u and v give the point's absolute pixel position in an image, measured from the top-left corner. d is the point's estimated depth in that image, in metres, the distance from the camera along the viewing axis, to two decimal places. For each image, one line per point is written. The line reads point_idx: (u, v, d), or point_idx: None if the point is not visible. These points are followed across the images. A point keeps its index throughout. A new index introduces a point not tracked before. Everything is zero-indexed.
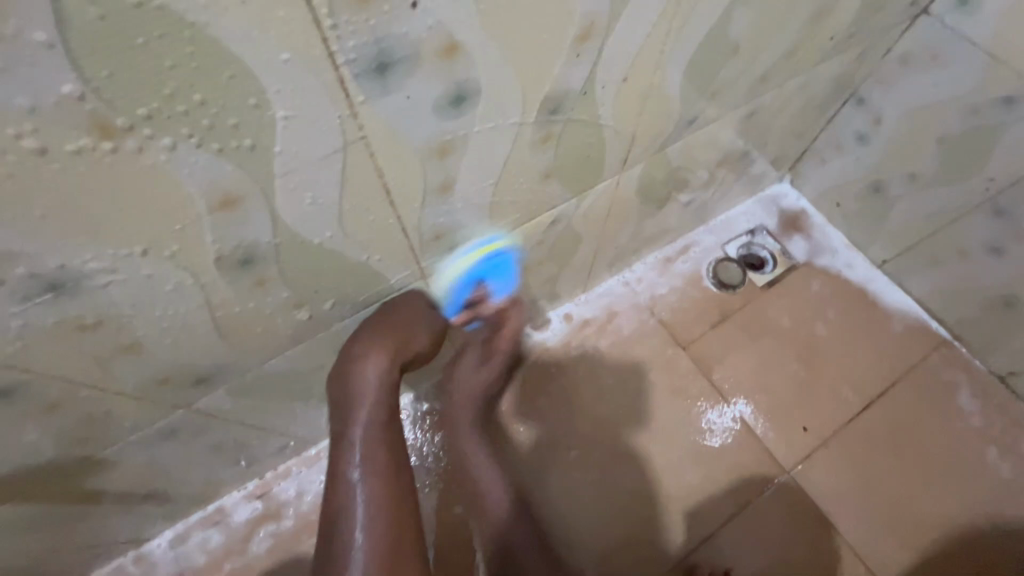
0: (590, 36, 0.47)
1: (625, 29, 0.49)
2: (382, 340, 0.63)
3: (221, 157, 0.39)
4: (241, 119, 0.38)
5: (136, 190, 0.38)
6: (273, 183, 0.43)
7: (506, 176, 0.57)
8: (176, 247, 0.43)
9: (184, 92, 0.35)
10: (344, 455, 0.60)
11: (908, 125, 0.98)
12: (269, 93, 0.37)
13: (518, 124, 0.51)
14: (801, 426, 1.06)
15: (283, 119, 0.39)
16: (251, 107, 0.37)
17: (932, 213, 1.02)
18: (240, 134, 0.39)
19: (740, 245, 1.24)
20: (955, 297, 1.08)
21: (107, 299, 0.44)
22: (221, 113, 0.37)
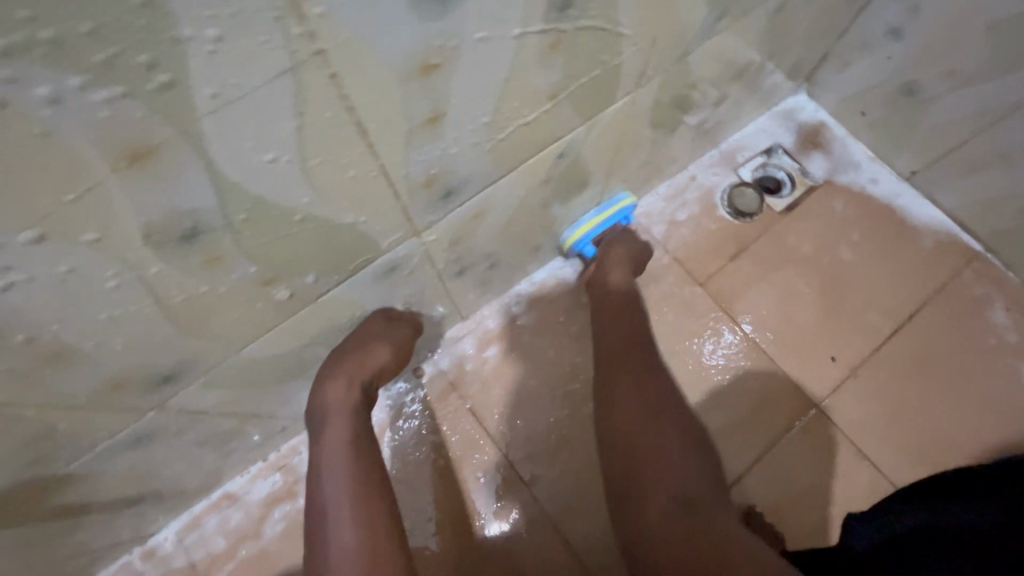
0: None
1: None
2: (345, 366, 0.69)
3: (129, 105, 0.30)
4: (149, 49, 0.28)
5: (21, 164, 0.30)
6: (202, 128, 0.33)
7: (509, 102, 0.46)
8: (96, 232, 0.35)
9: (54, 12, 0.25)
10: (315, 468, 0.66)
11: (950, 13, 0.86)
12: (168, 2, 0.27)
13: (523, 27, 0.40)
14: (828, 356, 1.01)
15: (208, 36, 0.29)
16: (159, 31, 0.28)
17: (972, 113, 0.92)
18: (153, 71, 0.29)
19: (755, 167, 1.14)
20: (992, 206, 1.00)
21: (15, 304, 0.36)
22: (120, 47, 0.28)
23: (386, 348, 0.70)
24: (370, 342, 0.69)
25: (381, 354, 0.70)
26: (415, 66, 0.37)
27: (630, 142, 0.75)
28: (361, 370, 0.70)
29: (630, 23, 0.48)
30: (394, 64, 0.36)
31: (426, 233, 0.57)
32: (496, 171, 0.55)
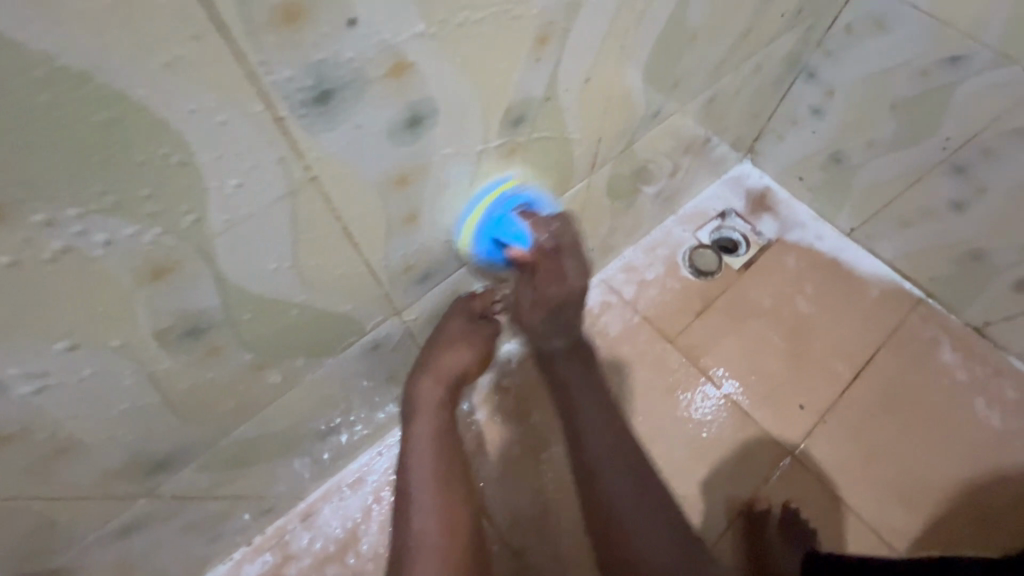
0: (549, 38, 0.43)
1: (585, 26, 0.45)
2: (449, 348, 0.68)
3: (164, 238, 0.36)
4: (189, 200, 0.36)
5: (72, 291, 0.36)
6: (212, 245, 0.39)
7: (475, 198, 0.53)
8: (121, 337, 0.40)
9: (120, 180, 0.32)
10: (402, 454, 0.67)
11: (859, 95, 0.99)
12: (200, 160, 0.34)
13: (482, 142, 0.47)
14: (797, 404, 1.06)
15: (226, 176, 0.36)
16: (190, 180, 0.35)
17: (892, 177, 1.04)
18: (187, 212, 0.36)
19: (712, 230, 1.24)
20: (924, 256, 1.09)
21: (35, 408, 0.40)
22: (161, 198, 0.35)
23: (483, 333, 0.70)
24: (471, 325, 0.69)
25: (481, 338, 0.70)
26: (391, 178, 0.43)
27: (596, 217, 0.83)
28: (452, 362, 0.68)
29: (577, 126, 0.56)
30: (373, 179, 0.42)
31: (408, 312, 0.63)
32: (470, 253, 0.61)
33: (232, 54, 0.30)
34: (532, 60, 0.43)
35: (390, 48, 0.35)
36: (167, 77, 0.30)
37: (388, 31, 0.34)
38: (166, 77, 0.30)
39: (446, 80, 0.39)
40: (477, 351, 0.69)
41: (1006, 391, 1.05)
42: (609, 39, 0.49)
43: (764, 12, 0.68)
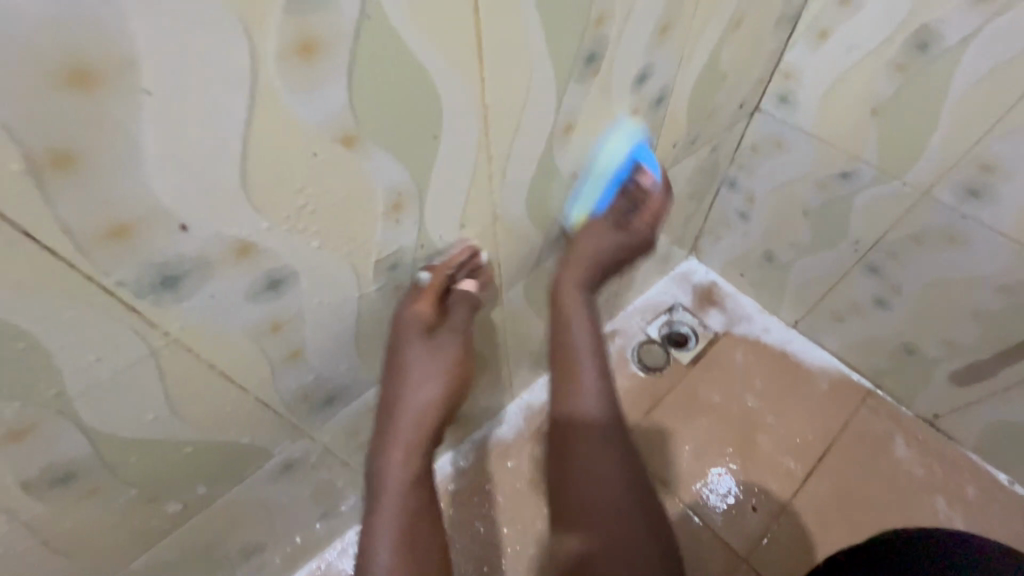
0: (404, 205, 0.48)
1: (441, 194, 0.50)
2: (410, 360, 0.58)
3: (26, 410, 0.36)
4: (50, 378, 0.36)
5: None
6: (75, 412, 0.39)
7: (365, 330, 0.57)
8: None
9: None
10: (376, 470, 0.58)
11: (776, 202, 1.06)
12: (51, 344, 0.34)
13: (358, 288, 0.51)
14: (750, 507, 1.04)
15: (85, 354, 0.36)
16: (44, 363, 0.35)
17: (821, 274, 1.08)
18: (53, 387, 0.36)
19: (662, 324, 1.27)
20: (866, 349, 1.11)
21: None
22: (23, 380, 0.35)
23: (456, 326, 0.60)
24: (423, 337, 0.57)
25: (453, 340, 0.60)
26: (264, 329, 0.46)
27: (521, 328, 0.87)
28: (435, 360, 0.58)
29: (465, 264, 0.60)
30: (245, 332, 0.45)
31: (318, 432, 0.66)
32: (373, 377, 0.65)
33: (62, 263, 0.31)
34: (391, 222, 0.48)
35: (232, 240, 0.38)
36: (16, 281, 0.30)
37: (226, 228, 0.37)
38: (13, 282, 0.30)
39: (300, 250, 0.43)
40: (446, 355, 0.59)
41: (964, 487, 1.03)
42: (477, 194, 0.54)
43: (650, 147, 0.77)
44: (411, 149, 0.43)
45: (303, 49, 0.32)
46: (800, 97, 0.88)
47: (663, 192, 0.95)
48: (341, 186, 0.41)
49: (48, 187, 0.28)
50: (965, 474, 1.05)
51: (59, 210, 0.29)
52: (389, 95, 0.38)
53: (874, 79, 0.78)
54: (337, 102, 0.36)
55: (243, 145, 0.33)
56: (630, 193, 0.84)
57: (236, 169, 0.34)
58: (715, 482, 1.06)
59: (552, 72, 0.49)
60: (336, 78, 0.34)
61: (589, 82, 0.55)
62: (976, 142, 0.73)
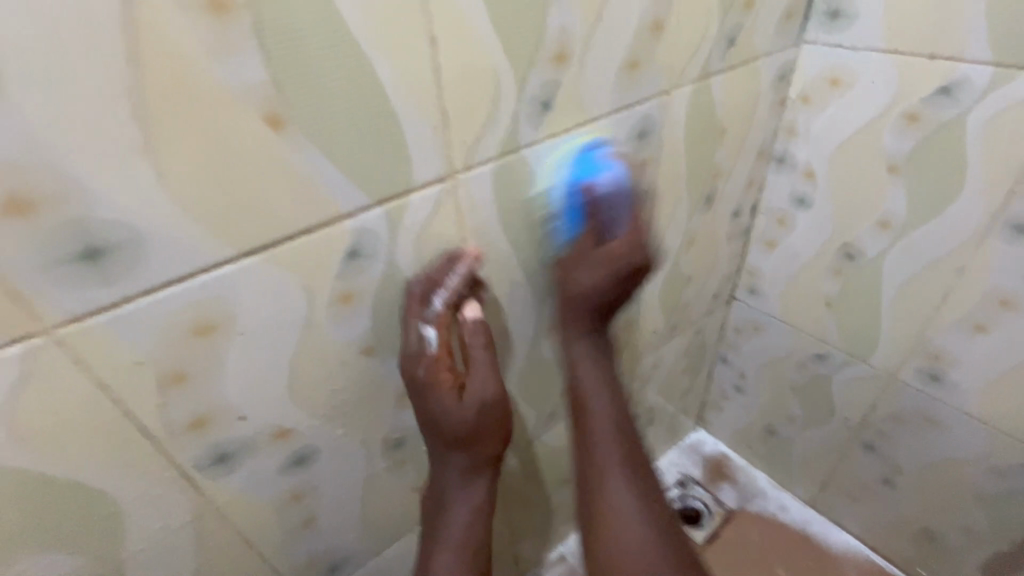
0: None
1: None
2: (439, 417, 0.54)
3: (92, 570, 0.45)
4: (117, 543, 0.45)
5: None
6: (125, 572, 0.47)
7: (370, 500, 0.65)
8: None
9: (73, 538, 0.43)
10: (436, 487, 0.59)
11: (766, 377, 1.13)
12: (127, 512, 0.44)
13: (366, 462, 0.61)
14: None
15: (148, 521, 0.46)
16: (118, 529, 0.45)
17: (824, 450, 1.10)
18: (117, 550, 0.46)
19: (673, 498, 1.25)
20: (887, 533, 1.07)
21: None
22: (98, 544, 0.44)
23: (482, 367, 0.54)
24: (448, 392, 0.54)
25: (484, 386, 0.55)
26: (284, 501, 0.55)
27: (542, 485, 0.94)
28: (469, 393, 0.55)
29: None
30: (268, 503, 0.54)
31: None
32: (373, 547, 0.70)
33: (154, 448, 0.43)
34: (398, 407, 0.60)
35: (274, 427, 0.50)
36: (120, 463, 0.42)
37: (272, 417, 0.49)
38: (118, 464, 0.42)
39: (323, 432, 0.54)
40: (485, 406, 0.55)
41: None
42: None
43: (631, 334, 0.90)
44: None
45: (343, 298, 0.47)
46: (767, 289, 1.01)
47: (653, 370, 1.05)
48: (360, 381, 0.54)
49: (162, 396, 0.41)
50: None
51: (166, 412, 0.42)
52: (401, 319, 0.53)
53: (821, 278, 0.92)
54: (363, 326, 0.50)
55: (294, 361, 0.47)
56: (618, 373, 0.95)
57: (286, 375, 0.47)
58: None
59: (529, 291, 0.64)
60: (363, 313, 0.50)
61: None
62: (920, 333, 0.83)
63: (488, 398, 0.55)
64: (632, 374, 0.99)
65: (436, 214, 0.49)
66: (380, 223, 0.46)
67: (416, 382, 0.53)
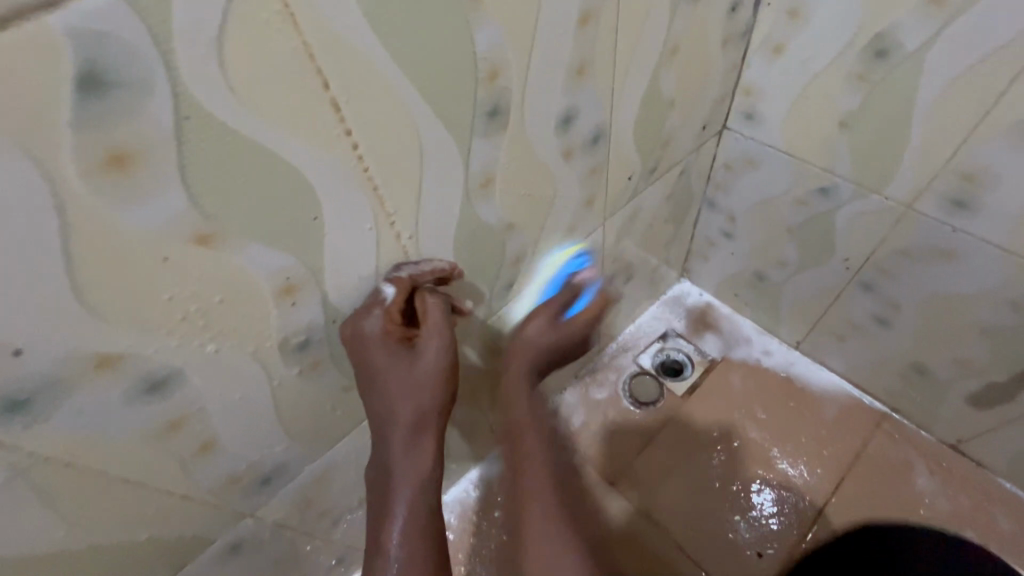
0: (296, 287, 0.46)
1: (340, 265, 0.48)
2: (384, 376, 0.53)
3: None
4: None
5: None
6: None
7: (289, 408, 0.55)
8: None
9: None
10: (380, 440, 0.56)
11: (758, 220, 1.00)
12: None
13: (265, 372, 0.50)
14: (755, 551, 0.96)
15: None
16: None
17: (815, 293, 1.01)
18: None
19: (654, 353, 1.20)
20: (873, 370, 1.03)
21: None
22: None
23: (429, 348, 0.54)
24: (397, 354, 0.53)
25: (438, 352, 0.55)
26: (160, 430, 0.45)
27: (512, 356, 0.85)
28: (415, 361, 0.54)
29: None
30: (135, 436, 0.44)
31: (264, 511, 0.64)
32: (312, 451, 0.62)
33: None
34: (286, 304, 0.46)
35: (92, 351, 0.37)
36: None
37: (74, 342, 0.35)
38: None
39: (180, 346, 0.42)
40: (436, 369, 0.55)
41: (995, 518, 0.94)
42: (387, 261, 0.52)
43: (598, 183, 0.73)
44: (286, 230, 0.42)
45: (112, 163, 0.31)
46: (766, 113, 0.83)
47: (630, 223, 0.91)
48: (207, 283, 0.40)
49: None
50: (995, 503, 0.95)
51: None
52: (241, 185, 0.37)
53: (836, 90, 0.73)
54: (174, 206, 0.35)
55: (70, 259, 0.32)
56: (586, 231, 0.81)
57: (66, 285, 0.33)
58: (738, 499, 1.01)
59: (444, 132, 0.47)
60: (167, 185, 0.33)
61: (497, 135, 0.52)
62: (953, 152, 0.67)
63: (441, 362, 0.55)
64: (603, 230, 0.85)
65: (240, 8, 0.31)
66: (125, 16, 0.27)
67: (362, 359, 0.53)
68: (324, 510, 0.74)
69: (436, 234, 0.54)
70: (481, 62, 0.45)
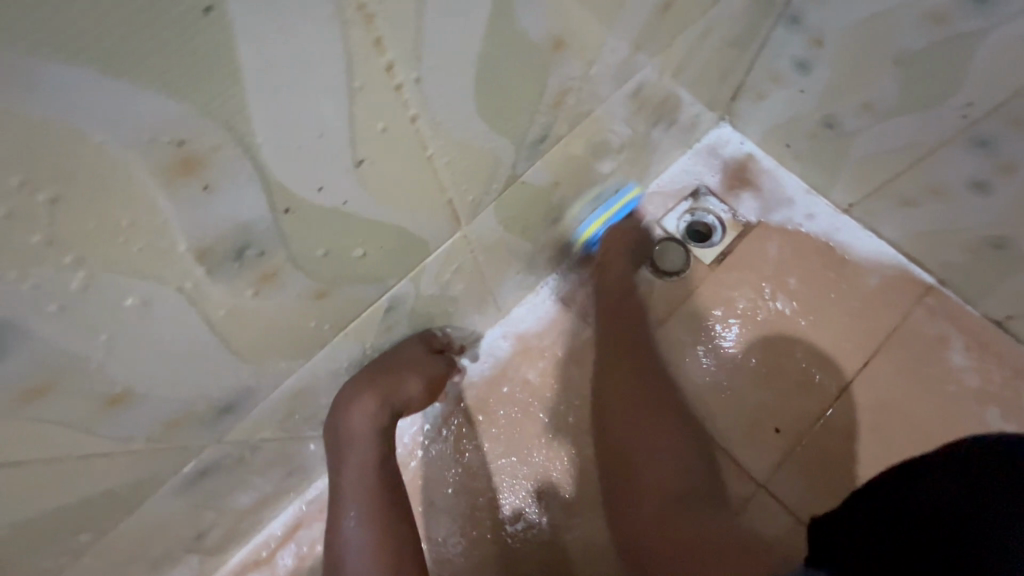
0: (199, 164, 0.28)
1: (280, 119, 0.29)
2: (385, 389, 0.62)
3: None
4: None
5: None
6: None
7: (239, 333, 0.38)
8: None
9: None
10: (341, 435, 0.62)
11: (854, 46, 0.75)
12: None
13: (192, 291, 0.33)
14: (771, 428, 0.92)
15: None
16: None
17: (900, 148, 0.81)
18: None
19: (681, 215, 1.03)
20: (936, 240, 0.89)
21: None
22: None
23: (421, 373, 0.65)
24: (402, 374, 0.63)
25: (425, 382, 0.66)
26: (24, 380, 0.30)
27: (530, 228, 0.67)
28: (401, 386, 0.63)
29: (381, 215, 0.39)
30: None
31: (236, 435, 0.51)
32: (283, 369, 0.47)
33: None
34: (193, 190, 0.29)
35: None
36: None
37: None
38: None
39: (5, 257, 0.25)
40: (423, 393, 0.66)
41: None
42: (381, 130, 0.33)
43: None
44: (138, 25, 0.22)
45: None
46: None
47: (697, 45, 0.66)
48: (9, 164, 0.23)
49: None
50: None
51: None
52: None
53: None
54: None
55: None
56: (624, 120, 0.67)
57: None
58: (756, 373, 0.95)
59: None
60: None
61: None
62: None
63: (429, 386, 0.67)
64: (665, 53, 0.60)
65: None
66: None
67: (364, 375, 0.61)
68: (313, 415, 0.62)
69: (441, 59, 0.33)
70: None
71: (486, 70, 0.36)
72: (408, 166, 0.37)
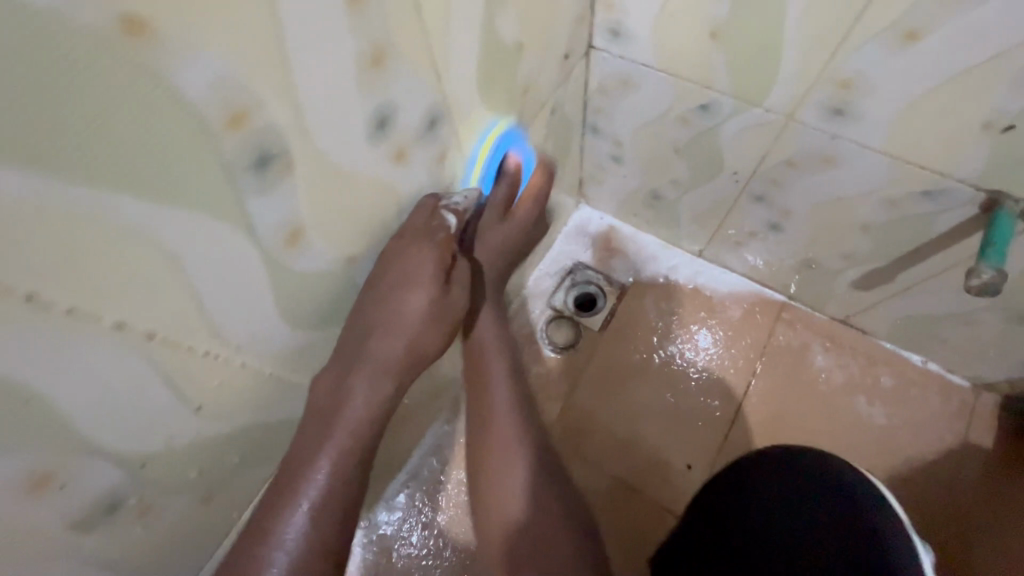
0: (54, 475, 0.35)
1: (127, 417, 0.38)
2: (377, 325, 0.53)
3: None
4: None
5: None
6: None
7: (137, 552, 0.47)
8: None
9: None
10: (317, 427, 0.53)
11: (643, 142, 0.92)
12: None
13: (74, 551, 0.40)
14: (684, 465, 1.03)
15: None
16: None
17: (710, 206, 0.98)
18: None
19: (566, 291, 1.17)
20: (770, 268, 1.05)
21: None
22: None
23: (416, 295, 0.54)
24: (412, 296, 0.54)
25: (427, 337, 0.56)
26: None
27: None
28: (389, 347, 0.54)
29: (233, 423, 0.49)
30: None
31: None
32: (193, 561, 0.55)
33: None
34: (54, 491, 0.36)
35: None
36: None
37: None
38: None
39: None
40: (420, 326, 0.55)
41: (881, 380, 1.03)
42: (217, 384, 0.44)
43: (454, 167, 0.60)
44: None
45: None
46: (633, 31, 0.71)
47: None
48: None
49: None
50: (880, 365, 1.04)
51: None
52: None
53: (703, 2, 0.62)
54: None
55: None
56: None
57: None
58: (660, 419, 1.06)
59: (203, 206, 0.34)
60: None
61: (285, 180, 0.38)
62: (831, 57, 0.60)
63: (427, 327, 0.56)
64: None
65: None
66: None
67: (389, 295, 0.53)
68: None
69: (252, 327, 0.44)
70: (206, 108, 0.31)
71: (292, 305, 0.47)
72: (248, 390, 0.48)
